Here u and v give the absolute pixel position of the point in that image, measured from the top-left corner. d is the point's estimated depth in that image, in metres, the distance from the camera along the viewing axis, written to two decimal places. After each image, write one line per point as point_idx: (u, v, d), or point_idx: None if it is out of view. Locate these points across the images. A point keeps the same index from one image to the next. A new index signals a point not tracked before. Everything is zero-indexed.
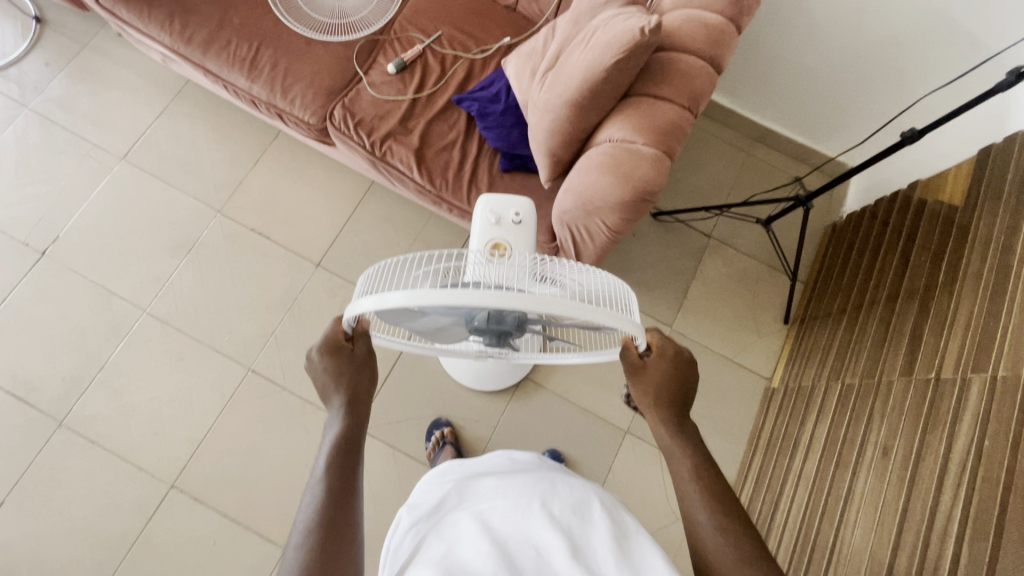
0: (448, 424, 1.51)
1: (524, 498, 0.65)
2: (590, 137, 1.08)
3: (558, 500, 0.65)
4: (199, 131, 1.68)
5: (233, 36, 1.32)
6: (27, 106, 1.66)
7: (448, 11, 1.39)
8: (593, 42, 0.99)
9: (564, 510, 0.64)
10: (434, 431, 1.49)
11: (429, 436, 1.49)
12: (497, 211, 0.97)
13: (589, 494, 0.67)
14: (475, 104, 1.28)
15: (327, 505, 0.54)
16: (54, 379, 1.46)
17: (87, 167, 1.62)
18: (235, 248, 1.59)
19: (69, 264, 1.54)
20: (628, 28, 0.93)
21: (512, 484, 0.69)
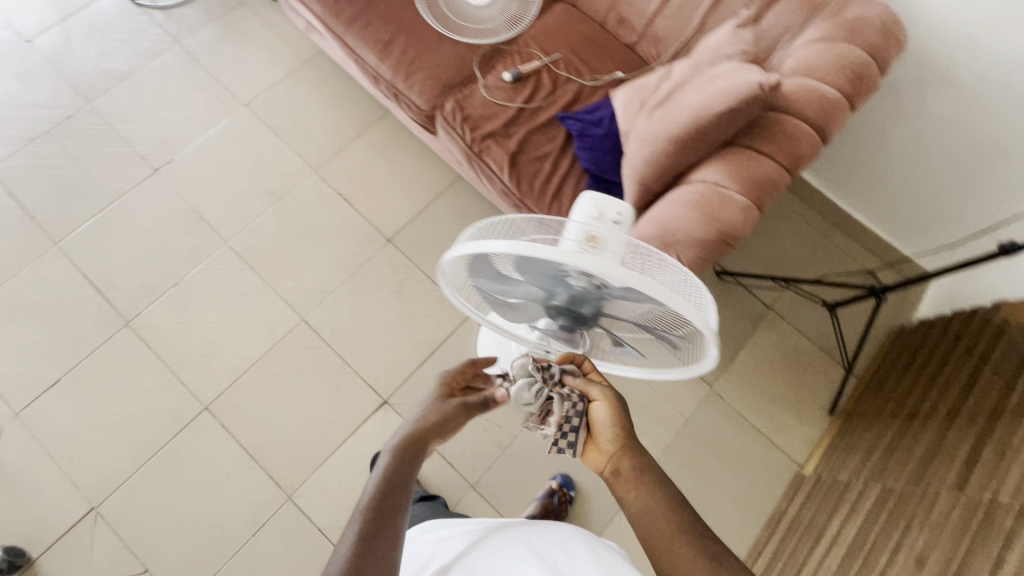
0: None
1: (510, 542, 0.73)
2: (682, 175, 1.12)
3: (540, 541, 0.72)
4: (317, 97, 1.82)
5: (375, 19, 1.45)
6: (180, 43, 1.85)
7: (571, 37, 1.48)
8: (708, 87, 1.04)
9: (547, 547, 0.70)
10: None
11: None
12: (599, 208, 0.92)
13: (573, 535, 0.73)
14: (577, 124, 1.34)
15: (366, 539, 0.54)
16: (133, 283, 1.57)
17: (214, 106, 1.78)
18: (320, 207, 1.70)
19: (175, 186, 1.68)
20: (745, 83, 0.99)
21: (492, 537, 0.76)
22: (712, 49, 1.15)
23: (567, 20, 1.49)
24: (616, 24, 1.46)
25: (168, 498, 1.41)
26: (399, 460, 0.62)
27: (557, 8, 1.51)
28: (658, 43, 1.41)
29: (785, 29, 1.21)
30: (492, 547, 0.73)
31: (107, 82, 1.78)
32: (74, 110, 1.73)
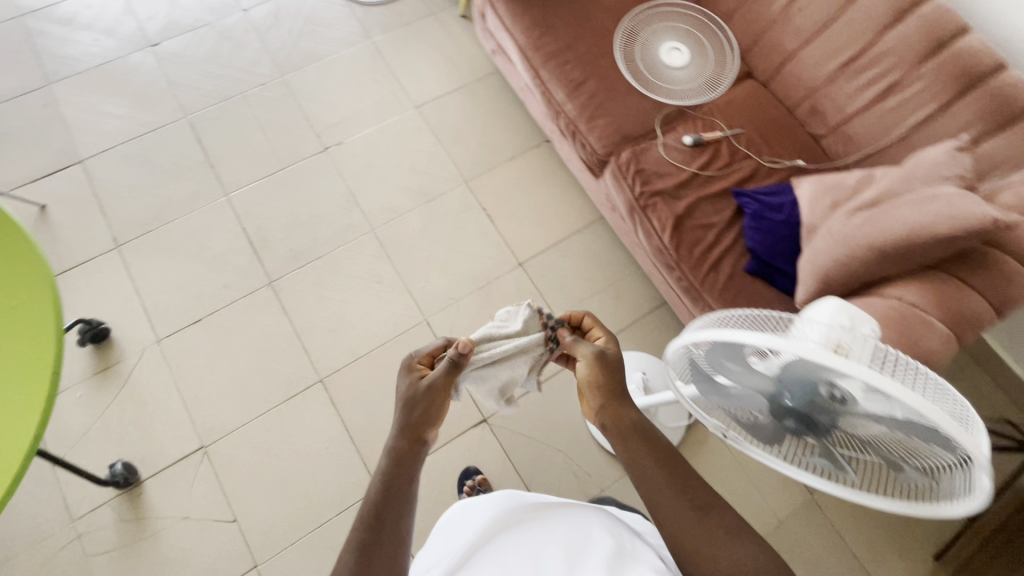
0: (478, 474, 1.48)
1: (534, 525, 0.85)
2: (869, 287, 1.08)
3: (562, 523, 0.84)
4: (483, 114, 1.90)
5: (573, 60, 1.51)
6: (370, 38, 1.99)
7: (757, 115, 1.48)
8: (928, 205, 1.01)
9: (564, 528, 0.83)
10: (465, 480, 1.45)
11: (459, 486, 1.45)
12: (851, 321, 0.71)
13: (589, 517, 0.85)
14: (753, 204, 1.34)
15: (364, 537, 0.68)
16: (282, 247, 1.67)
17: (389, 101, 1.89)
18: (463, 217, 1.76)
19: (338, 166, 1.79)
20: (977, 214, 0.95)
21: (520, 527, 0.85)
22: (927, 167, 1.12)
23: (756, 98, 1.50)
24: (808, 113, 1.45)
25: (270, 457, 1.46)
26: (399, 458, 0.77)
27: (748, 84, 1.52)
28: (847, 142, 1.39)
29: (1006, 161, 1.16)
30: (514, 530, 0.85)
31: (302, 60, 1.93)
32: (269, 79, 1.89)
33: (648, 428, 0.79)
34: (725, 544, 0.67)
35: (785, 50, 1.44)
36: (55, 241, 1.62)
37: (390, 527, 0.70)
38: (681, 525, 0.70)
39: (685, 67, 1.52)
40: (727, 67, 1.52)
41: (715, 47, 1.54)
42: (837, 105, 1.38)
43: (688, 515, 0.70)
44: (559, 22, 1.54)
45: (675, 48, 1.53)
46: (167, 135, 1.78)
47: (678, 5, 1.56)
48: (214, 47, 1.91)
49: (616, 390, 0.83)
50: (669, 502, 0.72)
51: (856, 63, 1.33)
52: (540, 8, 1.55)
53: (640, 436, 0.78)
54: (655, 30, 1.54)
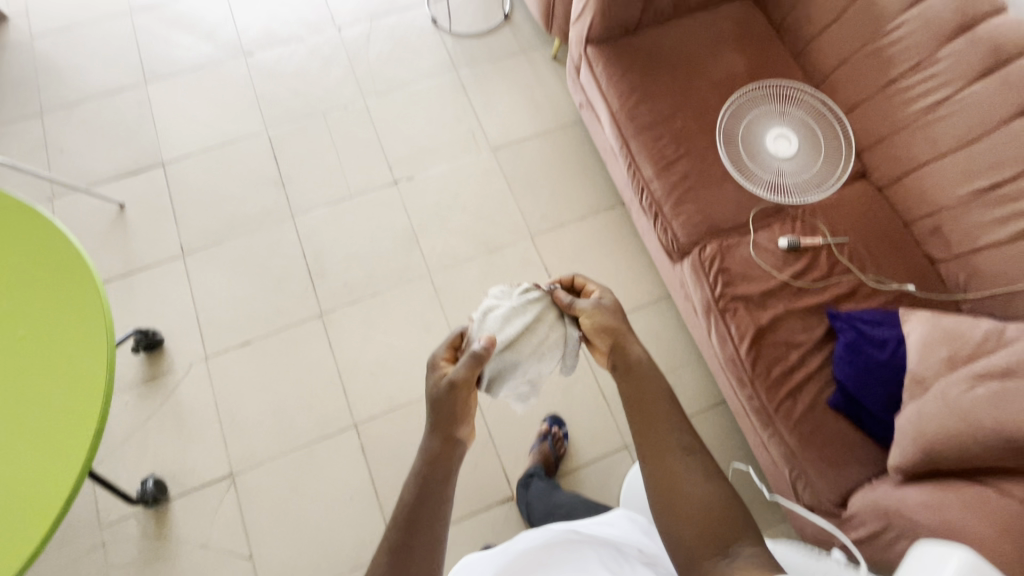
0: None
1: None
2: (986, 472, 0.93)
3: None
4: (559, 165, 1.82)
5: (668, 135, 1.40)
6: (457, 71, 1.94)
7: (866, 224, 1.33)
8: None
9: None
10: None
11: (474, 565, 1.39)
12: None
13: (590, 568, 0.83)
14: (850, 332, 1.19)
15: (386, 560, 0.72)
16: (339, 279, 1.66)
17: (465, 140, 1.84)
18: (523, 273, 1.69)
19: (405, 203, 1.75)
20: None
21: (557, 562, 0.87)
22: None
23: (869, 204, 1.34)
24: (930, 232, 1.28)
25: (296, 494, 1.45)
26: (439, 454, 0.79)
27: (861, 186, 1.36)
28: (971, 275, 1.22)
29: None
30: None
31: (386, 86, 1.90)
32: (351, 102, 1.87)
33: (646, 376, 0.85)
34: (698, 481, 0.76)
35: (913, 158, 1.27)
36: (129, 241, 1.67)
37: (424, 509, 0.75)
38: (672, 472, 0.77)
39: (791, 157, 1.38)
40: (841, 164, 1.36)
41: (831, 138, 1.38)
42: (966, 231, 1.21)
43: (677, 465, 0.77)
44: (659, 91, 1.43)
45: (782, 134, 1.38)
46: (246, 148, 1.80)
47: (793, 86, 1.42)
48: (304, 63, 1.92)
49: (615, 338, 0.89)
50: (661, 451, 0.79)
51: (1001, 190, 1.15)
52: (640, 73, 1.44)
53: (645, 385, 0.84)
54: (763, 112, 1.41)
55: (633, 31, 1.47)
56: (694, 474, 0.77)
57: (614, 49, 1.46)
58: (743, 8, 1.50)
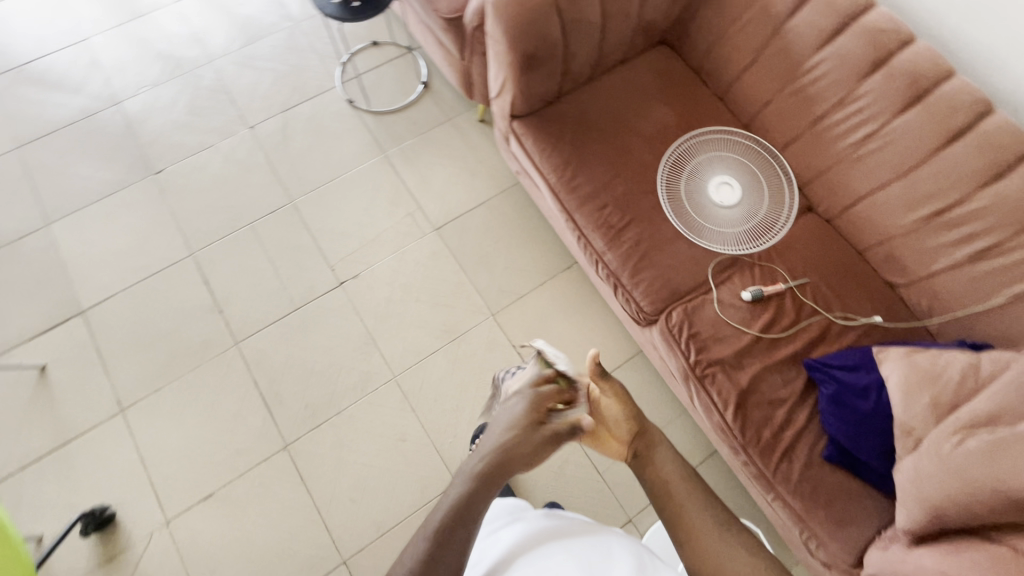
0: None
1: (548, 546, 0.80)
2: (997, 529, 0.90)
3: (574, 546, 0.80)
4: (507, 233, 1.76)
5: (611, 203, 1.36)
6: (384, 152, 1.86)
7: (822, 259, 1.32)
8: None
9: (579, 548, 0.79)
10: None
11: None
12: None
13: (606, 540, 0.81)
14: (831, 382, 1.17)
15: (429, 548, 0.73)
16: (298, 403, 1.54)
17: (406, 225, 1.76)
18: (492, 356, 1.62)
19: (354, 304, 1.66)
20: None
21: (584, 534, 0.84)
22: None
23: (820, 238, 1.34)
24: (885, 259, 1.28)
25: None
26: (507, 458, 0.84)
27: (810, 222, 1.35)
28: (931, 297, 1.22)
29: None
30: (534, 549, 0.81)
31: (312, 182, 1.80)
32: (278, 206, 1.77)
33: (659, 463, 0.94)
34: (732, 552, 0.80)
35: (855, 190, 1.27)
36: (56, 407, 1.51)
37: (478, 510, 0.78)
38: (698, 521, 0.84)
39: (737, 203, 1.34)
40: (786, 203, 1.34)
41: (771, 178, 1.36)
42: (920, 257, 1.21)
43: (700, 516, 0.84)
44: (594, 158, 1.39)
45: (724, 181, 1.35)
46: (171, 277, 1.67)
47: (725, 131, 1.40)
48: (220, 172, 1.80)
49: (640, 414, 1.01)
50: (683, 503, 0.87)
51: (946, 216, 1.15)
52: (571, 143, 1.40)
53: (664, 454, 0.95)
54: (701, 161, 1.38)
55: (557, 100, 1.43)
56: (716, 527, 0.83)
57: (541, 122, 1.41)
58: (660, 57, 1.48)
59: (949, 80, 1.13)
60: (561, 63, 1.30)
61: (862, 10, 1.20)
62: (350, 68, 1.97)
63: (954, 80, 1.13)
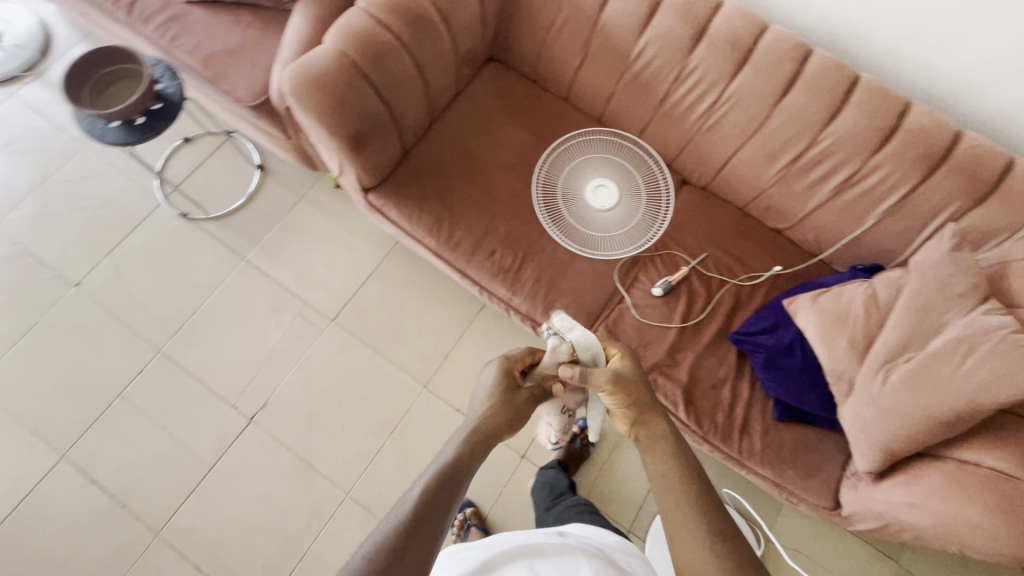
0: None
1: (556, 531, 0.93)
2: (941, 445, 0.97)
3: (547, 561, 0.77)
4: (407, 297, 1.65)
5: (498, 245, 1.29)
6: (244, 257, 1.66)
7: (712, 229, 1.34)
8: (975, 363, 0.90)
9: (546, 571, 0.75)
10: None
11: None
12: None
13: (577, 557, 0.77)
14: (760, 349, 1.20)
15: (392, 546, 0.67)
16: (253, 568, 1.38)
17: (298, 328, 1.59)
18: (439, 429, 1.52)
19: (274, 435, 1.49)
20: None
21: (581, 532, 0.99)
22: (935, 282, 1.01)
23: (703, 209, 1.36)
24: (764, 211, 1.31)
25: None
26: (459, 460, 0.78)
27: (688, 196, 1.37)
28: (816, 234, 1.27)
29: (996, 229, 1.08)
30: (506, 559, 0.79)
31: (174, 320, 1.58)
32: (145, 361, 1.54)
33: (665, 449, 0.80)
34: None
35: (718, 156, 1.28)
36: None
37: (429, 518, 0.71)
38: (676, 516, 0.73)
39: (619, 203, 1.31)
40: (662, 186, 1.33)
41: (640, 166, 1.34)
42: (794, 202, 1.25)
43: (684, 510, 0.73)
44: (465, 206, 1.31)
45: (600, 185, 1.31)
46: (48, 491, 1.41)
47: (581, 135, 1.37)
48: (60, 348, 1.53)
49: (639, 406, 0.86)
50: (670, 496, 0.75)
51: (803, 159, 1.18)
52: (437, 198, 1.30)
53: (661, 450, 0.80)
54: (570, 172, 1.33)
55: (404, 157, 1.32)
56: (693, 521, 0.71)
57: (397, 188, 1.30)
58: (492, 79, 1.41)
59: (765, 33, 1.14)
60: (394, 127, 1.18)
61: None
62: (169, 176, 1.71)
63: (769, 32, 1.14)
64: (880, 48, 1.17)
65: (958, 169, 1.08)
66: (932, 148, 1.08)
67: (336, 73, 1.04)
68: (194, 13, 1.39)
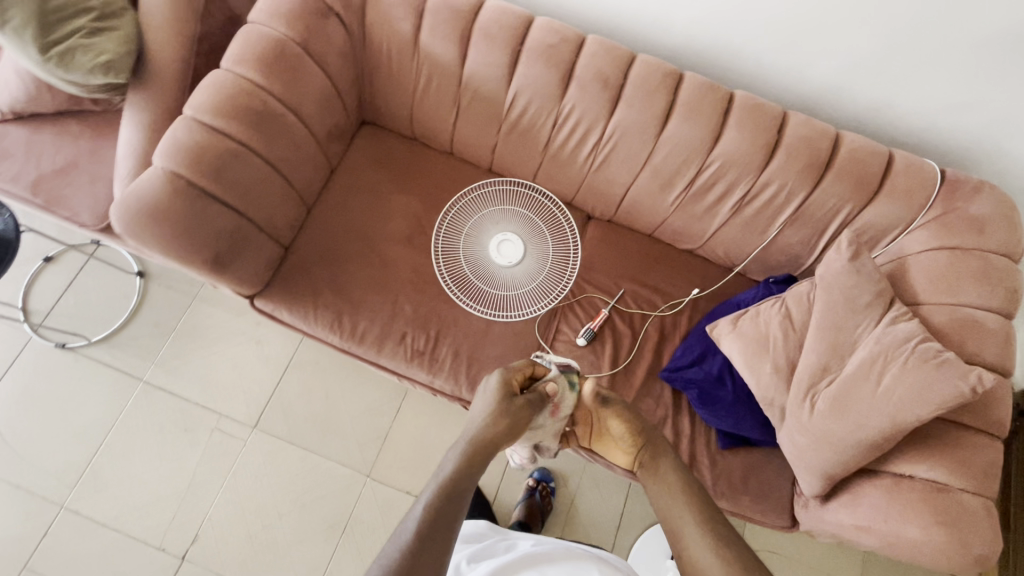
0: None
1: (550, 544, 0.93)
2: (880, 461, 0.95)
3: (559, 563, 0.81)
4: (333, 382, 1.54)
5: (408, 327, 1.20)
6: (141, 377, 1.50)
7: (625, 263, 1.30)
8: (890, 386, 0.89)
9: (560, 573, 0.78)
10: None
11: None
12: None
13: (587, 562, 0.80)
14: (691, 383, 1.17)
15: (406, 551, 0.61)
16: None
17: (219, 443, 1.46)
18: (393, 518, 1.43)
19: (214, 569, 1.36)
20: (950, 391, 0.83)
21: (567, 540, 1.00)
22: (842, 296, 1.00)
23: (612, 243, 1.31)
24: (672, 235, 1.28)
25: None
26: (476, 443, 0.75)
27: (594, 232, 1.32)
28: (725, 250, 1.26)
29: (889, 225, 1.08)
30: (520, 565, 0.81)
31: (74, 468, 1.41)
32: (48, 522, 1.37)
33: (664, 469, 0.83)
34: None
35: (615, 191, 1.23)
36: None
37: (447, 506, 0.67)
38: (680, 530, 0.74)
39: (526, 255, 1.22)
40: (567, 230, 1.27)
41: (542, 212, 1.28)
42: (698, 224, 1.22)
43: (688, 524, 0.74)
44: (364, 292, 1.21)
45: (502, 239, 1.22)
46: None
47: (476, 189, 1.29)
48: None
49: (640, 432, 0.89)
50: (672, 507, 0.77)
51: (697, 184, 1.15)
52: (332, 290, 1.20)
53: (660, 473, 0.82)
54: (469, 232, 1.24)
55: (287, 252, 1.21)
56: (696, 525, 0.74)
57: (286, 289, 1.18)
58: (367, 147, 1.30)
59: (634, 64, 1.09)
60: (263, 232, 1.06)
61: (523, 28, 1.09)
62: (32, 304, 1.53)
63: (638, 63, 1.09)
64: (750, 58, 1.14)
65: (845, 172, 1.06)
66: (817, 156, 1.06)
67: (172, 200, 0.91)
68: (10, 133, 1.21)
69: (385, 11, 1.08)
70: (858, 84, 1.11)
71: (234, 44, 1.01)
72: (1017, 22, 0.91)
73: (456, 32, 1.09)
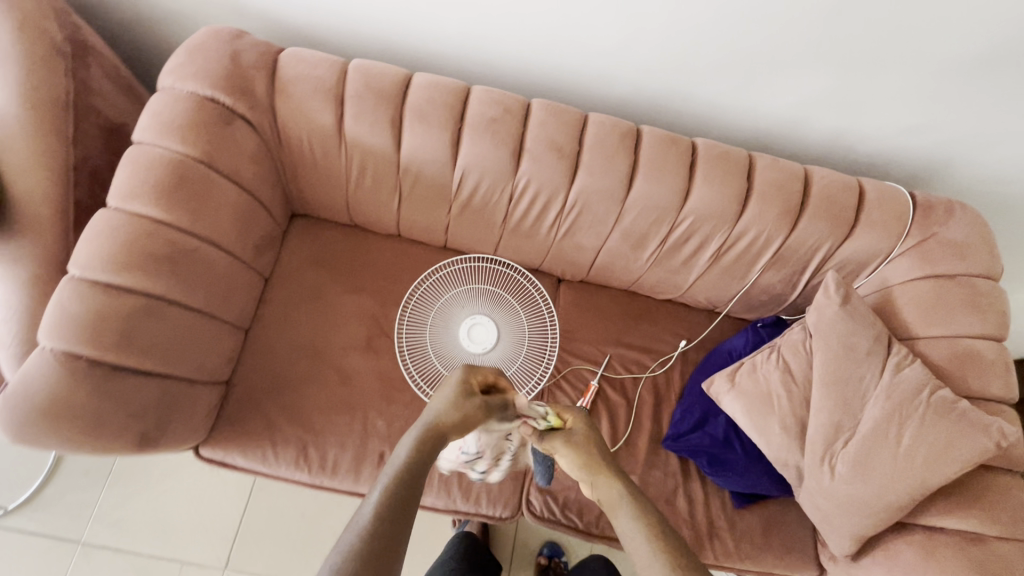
0: None
1: None
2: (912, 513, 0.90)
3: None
4: (308, 498, 1.37)
5: (385, 446, 1.06)
6: (77, 539, 1.28)
7: (605, 324, 1.21)
8: (912, 443, 0.85)
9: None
10: None
11: None
12: None
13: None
14: (697, 448, 1.09)
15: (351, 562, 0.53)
16: None
17: None
18: None
19: None
20: (975, 445, 0.81)
21: None
22: (843, 345, 0.95)
23: (589, 305, 1.22)
24: (649, 289, 1.20)
25: None
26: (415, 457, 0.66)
27: (568, 296, 1.23)
28: (705, 298, 1.20)
29: (870, 257, 1.04)
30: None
31: None
32: None
33: (627, 501, 0.73)
34: None
35: (585, 255, 1.14)
36: None
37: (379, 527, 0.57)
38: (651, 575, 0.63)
39: (500, 338, 1.09)
40: (539, 301, 1.16)
41: (508, 287, 1.17)
42: (675, 277, 1.15)
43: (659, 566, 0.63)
44: (327, 415, 1.06)
45: (472, 324, 1.09)
46: None
47: (432, 272, 1.15)
48: None
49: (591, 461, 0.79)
50: (633, 542, 0.68)
51: (671, 240, 1.07)
52: (290, 421, 1.04)
53: (626, 511, 0.72)
54: (433, 322, 1.11)
55: (229, 386, 1.04)
56: (659, 559, 0.64)
57: (236, 431, 1.02)
58: (302, 246, 1.15)
59: (586, 127, 1.00)
60: (196, 384, 0.91)
61: (461, 102, 0.98)
62: None
63: (591, 125, 1.00)
64: (703, 102, 1.08)
65: (821, 211, 1.01)
66: (791, 198, 1.01)
67: (69, 389, 0.74)
68: None
69: (298, 105, 0.94)
70: (816, 115, 1.06)
71: (122, 174, 0.84)
72: (971, 47, 0.88)
73: (385, 116, 0.96)
